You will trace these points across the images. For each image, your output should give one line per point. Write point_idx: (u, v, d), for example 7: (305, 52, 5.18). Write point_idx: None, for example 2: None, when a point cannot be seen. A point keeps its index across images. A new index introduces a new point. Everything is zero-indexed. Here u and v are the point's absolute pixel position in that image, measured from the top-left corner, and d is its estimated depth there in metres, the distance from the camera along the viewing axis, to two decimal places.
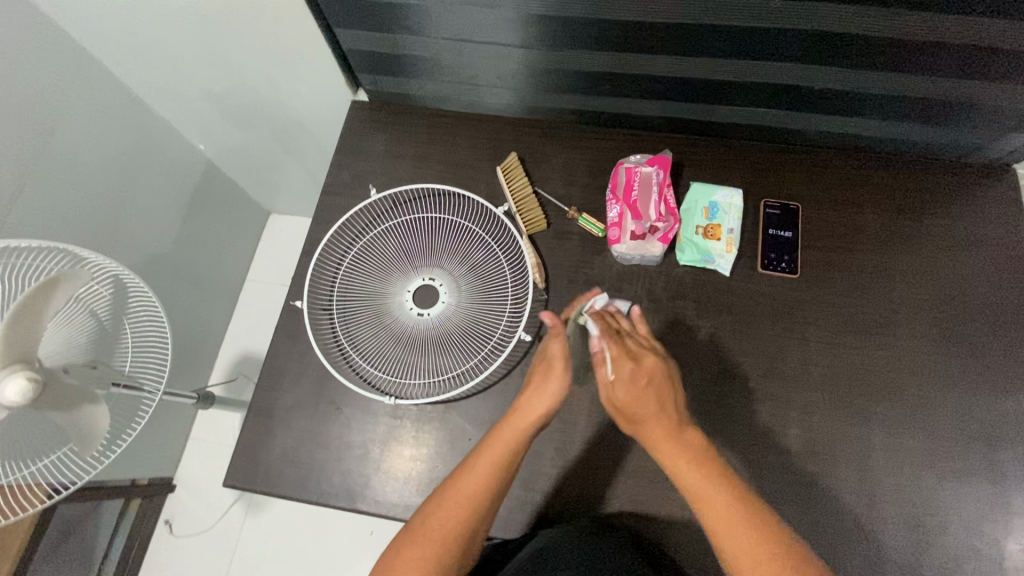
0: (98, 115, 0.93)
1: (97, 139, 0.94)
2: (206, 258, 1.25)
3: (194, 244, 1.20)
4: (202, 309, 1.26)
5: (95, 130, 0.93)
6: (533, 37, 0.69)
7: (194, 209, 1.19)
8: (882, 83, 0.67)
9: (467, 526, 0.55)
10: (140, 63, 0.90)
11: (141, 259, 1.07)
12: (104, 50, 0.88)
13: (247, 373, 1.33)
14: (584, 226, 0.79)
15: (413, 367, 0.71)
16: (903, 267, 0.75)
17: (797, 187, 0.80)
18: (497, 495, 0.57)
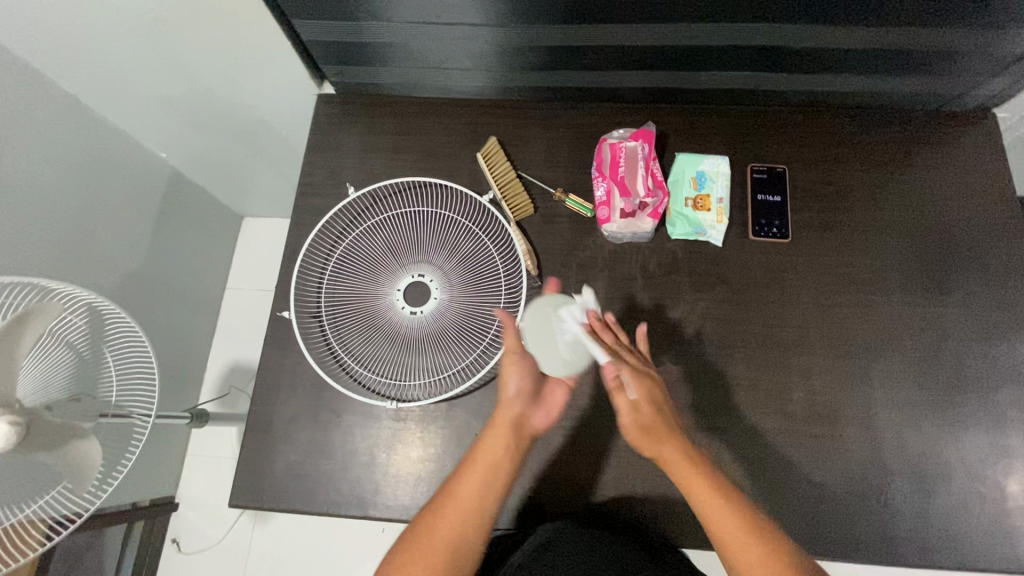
0: (49, 131, 0.87)
1: (51, 156, 0.88)
2: (182, 269, 1.21)
3: (167, 257, 1.16)
4: (184, 323, 1.22)
5: (46, 147, 0.87)
6: (503, 15, 0.66)
7: (163, 221, 1.14)
8: (860, 39, 0.66)
9: (455, 535, 0.55)
10: (88, 73, 0.84)
11: (113, 280, 1.03)
12: (46, 63, 0.81)
13: (238, 384, 1.29)
14: (572, 207, 0.77)
15: (412, 367, 0.70)
16: (892, 222, 0.75)
17: (783, 149, 0.79)
18: (485, 506, 0.57)
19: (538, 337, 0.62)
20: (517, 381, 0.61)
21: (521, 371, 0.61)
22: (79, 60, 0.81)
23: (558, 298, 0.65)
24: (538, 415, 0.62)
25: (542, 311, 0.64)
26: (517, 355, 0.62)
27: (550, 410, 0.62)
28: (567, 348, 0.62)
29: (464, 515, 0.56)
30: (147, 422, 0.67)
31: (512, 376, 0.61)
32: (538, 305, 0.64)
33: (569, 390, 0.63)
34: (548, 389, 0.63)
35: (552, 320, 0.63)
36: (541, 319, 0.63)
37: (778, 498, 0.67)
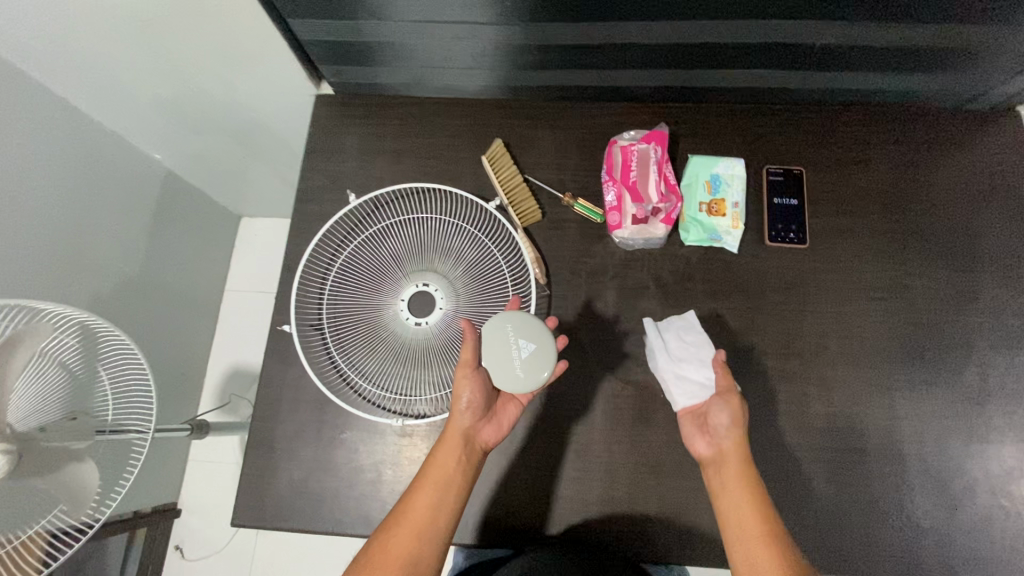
0: (38, 135, 0.84)
1: (41, 161, 0.85)
2: (180, 273, 1.18)
3: (165, 261, 1.13)
4: (183, 328, 1.20)
5: (36, 152, 0.84)
6: (511, 14, 0.63)
7: (159, 224, 1.11)
8: (884, 36, 0.63)
9: (415, 544, 0.56)
10: (77, 75, 0.81)
11: (109, 287, 1.00)
12: (33, 65, 0.78)
13: (239, 390, 1.27)
14: (581, 213, 0.75)
15: (418, 380, 0.68)
16: (914, 226, 0.73)
17: (800, 150, 0.76)
18: (444, 515, 0.59)
19: (491, 355, 0.61)
20: (470, 395, 0.63)
21: (474, 387, 0.63)
22: (68, 62, 0.78)
23: (519, 315, 0.62)
24: (487, 430, 0.64)
25: (501, 328, 0.62)
26: (470, 370, 0.62)
27: (499, 427, 0.65)
28: (519, 368, 0.60)
29: (418, 527, 0.57)
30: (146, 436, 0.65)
31: (464, 389, 0.63)
32: (498, 320, 0.62)
33: (519, 408, 0.66)
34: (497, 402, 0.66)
35: (507, 338, 0.61)
36: (497, 336, 0.61)
37: (796, 514, 0.65)
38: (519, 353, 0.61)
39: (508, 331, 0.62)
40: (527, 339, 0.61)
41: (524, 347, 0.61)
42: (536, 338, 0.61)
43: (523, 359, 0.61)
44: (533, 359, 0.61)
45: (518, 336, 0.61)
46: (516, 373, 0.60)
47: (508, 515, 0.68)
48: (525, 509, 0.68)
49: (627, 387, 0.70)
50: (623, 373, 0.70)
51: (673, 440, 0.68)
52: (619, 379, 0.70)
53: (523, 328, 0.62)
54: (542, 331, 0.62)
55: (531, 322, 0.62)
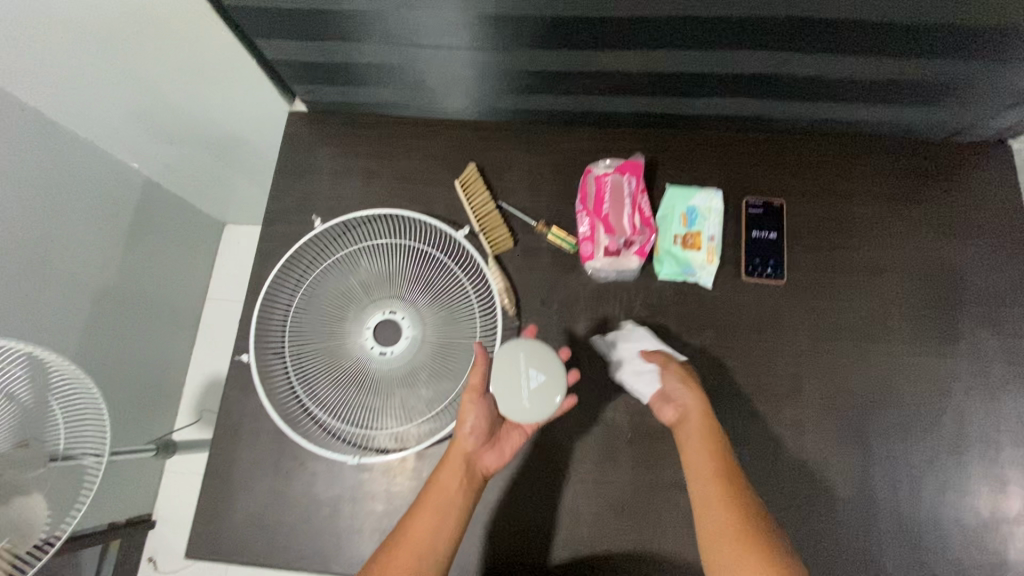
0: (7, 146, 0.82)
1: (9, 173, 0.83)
2: (158, 282, 1.16)
3: (142, 271, 1.11)
4: (161, 338, 1.18)
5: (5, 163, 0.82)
6: (482, 39, 0.61)
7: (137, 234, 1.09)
8: (865, 68, 0.61)
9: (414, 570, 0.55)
10: (48, 87, 0.79)
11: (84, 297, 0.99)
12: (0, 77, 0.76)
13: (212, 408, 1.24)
14: (554, 242, 0.73)
15: (380, 412, 0.67)
16: (896, 264, 0.71)
17: (781, 181, 0.74)
18: (445, 541, 0.57)
19: (500, 382, 0.61)
20: (474, 419, 0.62)
21: (479, 412, 0.62)
22: (36, 75, 0.76)
23: (533, 345, 0.62)
24: (489, 456, 0.63)
25: (513, 355, 0.62)
26: (477, 396, 0.62)
27: (502, 453, 0.63)
28: (527, 397, 0.60)
29: (418, 550, 0.56)
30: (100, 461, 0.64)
31: (468, 414, 0.62)
32: (511, 347, 0.62)
33: (523, 436, 0.64)
34: (503, 428, 0.65)
35: (518, 367, 0.61)
36: (509, 363, 0.61)
37: None
38: (528, 382, 0.61)
39: (520, 360, 0.62)
40: (537, 369, 0.61)
41: (534, 378, 0.61)
42: (547, 369, 0.61)
43: (533, 387, 0.60)
44: (542, 390, 0.60)
45: (529, 365, 0.61)
46: (523, 403, 0.60)
47: (468, 554, 0.66)
48: (485, 549, 0.66)
49: (594, 425, 0.68)
50: (591, 409, 0.68)
51: (640, 480, 0.67)
52: (586, 416, 0.68)
53: (535, 358, 0.61)
54: (553, 362, 0.61)
55: (545, 354, 0.62)
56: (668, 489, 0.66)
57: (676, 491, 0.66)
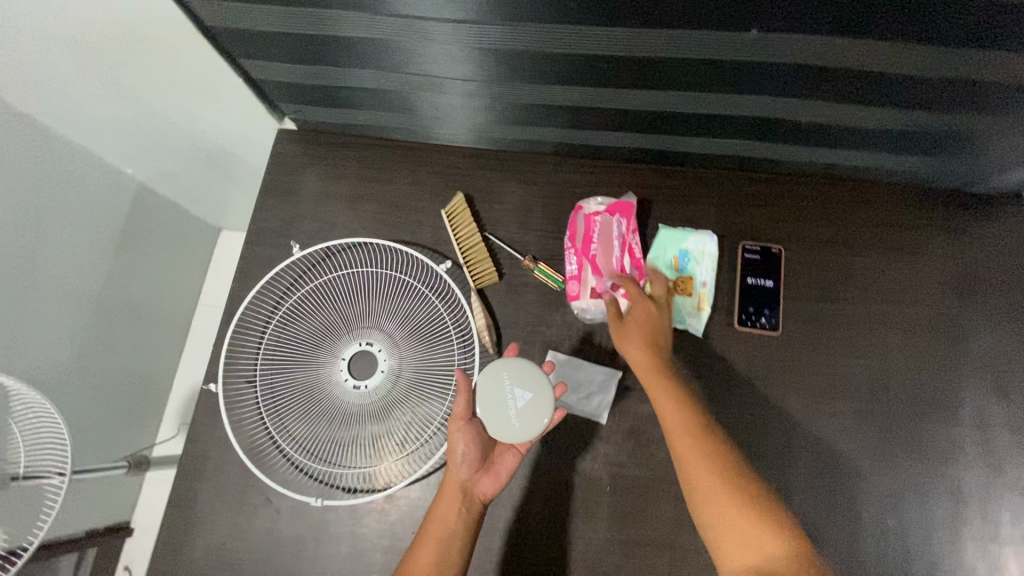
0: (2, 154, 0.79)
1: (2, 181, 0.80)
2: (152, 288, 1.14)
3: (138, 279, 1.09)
4: (151, 346, 1.16)
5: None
6: (478, 70, 0.59)
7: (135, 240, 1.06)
8: (876, 118, 0.59)
9: None
10: (45, 96, 0.77)
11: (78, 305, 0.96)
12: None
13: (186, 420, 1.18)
14: (540, 277, 0.70)
15: (349, 450, 0.64)
16: (895, 320, 0.68)
17: (781, 226, 0.71)
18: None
19: (484, 406, 0.56)
20: (464, 447, 0.59)
21: (468, 438, 0.59)
22: (33, 84, 0.74)
23: (515, 363, 0.58)
24: (485, 482, 0.59)
25: (495, 376, 0.57)
26: (463, 422, 0.59)
27: (498, 477, 0.60)
28: (516, 419, 0.56)
29: None
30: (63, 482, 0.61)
31: (457, 442, 0.59)
32: (493, 367, 0.58)
33: (518, 455, 0.61)
34: (496, 450, 0.61)
35: (502, 388, 0.57)
36: (491, 385, 0.57)
37: None
38: (515, 403, 0.56)
39: (503, 379, 0.57)
40: (523, 388, 0.57)
41: (521, 398, 0.57)
42: (534, 387, 0.57)
43: (521, 408, 0.56)
44: (531, 410, 0.56)
45: (514, 385, 0.57)
46: (513, 425, 0.56)
47: None
48: None
49: (572, 474, 0.65)
50: (569, 457, 0.65)
51: (617, 535, 0.64)
52: (563, 463, 0.65)
53: (520, 377, 0.57)
54: (539, 379, 0.57)
55: (529, 370, 0.57)
56: (645, 546, 0.63)
57: (653, 548, 0.63)
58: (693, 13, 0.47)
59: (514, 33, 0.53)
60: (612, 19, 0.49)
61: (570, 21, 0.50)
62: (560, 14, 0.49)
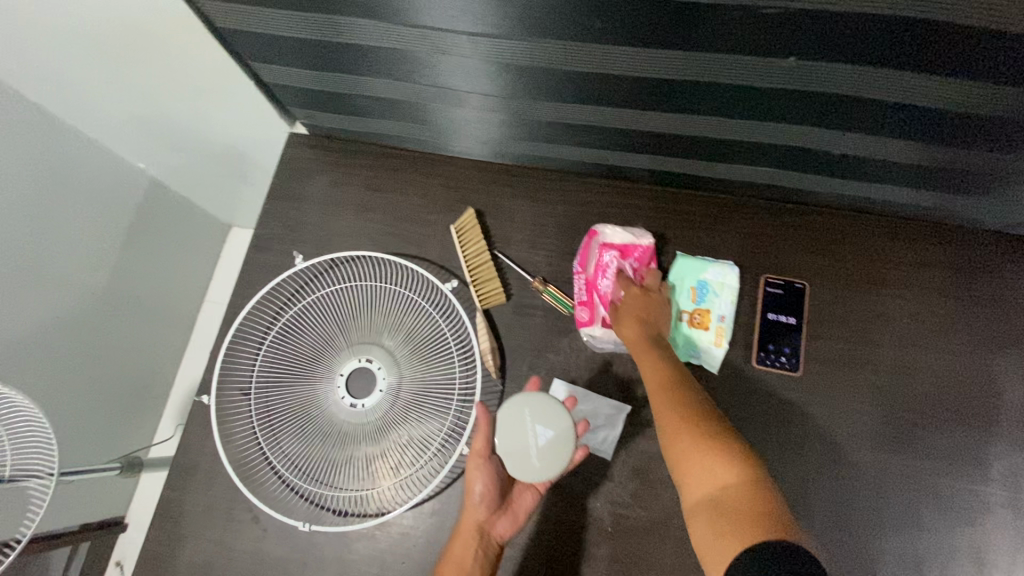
0: (14, 145, 0.76)
1: (15, 175, 0.77)
2: (171, 284, 1.09)
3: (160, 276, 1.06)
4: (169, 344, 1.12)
5: (12, 161, 0.76)
6: (497, 85, 0.57)
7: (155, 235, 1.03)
8: (917, 153, 0.55)
9: None
10: (57, 87, 0.75)
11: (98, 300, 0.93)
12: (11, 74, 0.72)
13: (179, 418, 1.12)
14: (550, 301, 0.68)
15: (341, 472, 0.61)
16: (925, 367, 0.64)
17: (806, 260, 0.68)
18: None
19: (504, 442, 0.55)
20: (483, 486, 0.57)
21: (486, 477, 0.57)
22: (45, 77, 0.73)
23: (536, 399, 0.56)
24: (502, 523, 0.58)
25: (516, 411, 0.55)
26: (482, 461, 0.57)
27: (516, 518, 0.58)
28: (537, 457, 0.54)
29: None
30: (49, 485, 0.59)
31: (476, 480, 0.57)
32: (514, 403, 0.56)
33: (536, 494, 0.59)
34: (514, 489, 0.60)
35: (523, 424, 0.55)
36: (511, 421, 0.55)
37: None
38: (536, 440, 0.54)
39: (524, 415, 0.55)
40: (545, 425, 0.55)
41: (542, 434, 0.55)
42: (556, 423, 0.55)
43: (542, 448, 0.54)
44: (552, 448, 0.54)
45: (535, 421, 0.55)
46: (533, 465, 0.54)
47: None
48: None
49: (571, 511, 0.62)
50: (569, 493, 0.62)
51: None
52: (562, 499, 0.62)
53: (542, 413, 0.55)
54: (560, 416, 0.55)
55: (553, 408, 0.55)
56: None
57: None
58: (726, 37, 0.44)
59: (536, 50, 0.50)
60: (642, 39, 0.46)
61: (594, 40, 0.47)
62: (584, 31, 0.47)
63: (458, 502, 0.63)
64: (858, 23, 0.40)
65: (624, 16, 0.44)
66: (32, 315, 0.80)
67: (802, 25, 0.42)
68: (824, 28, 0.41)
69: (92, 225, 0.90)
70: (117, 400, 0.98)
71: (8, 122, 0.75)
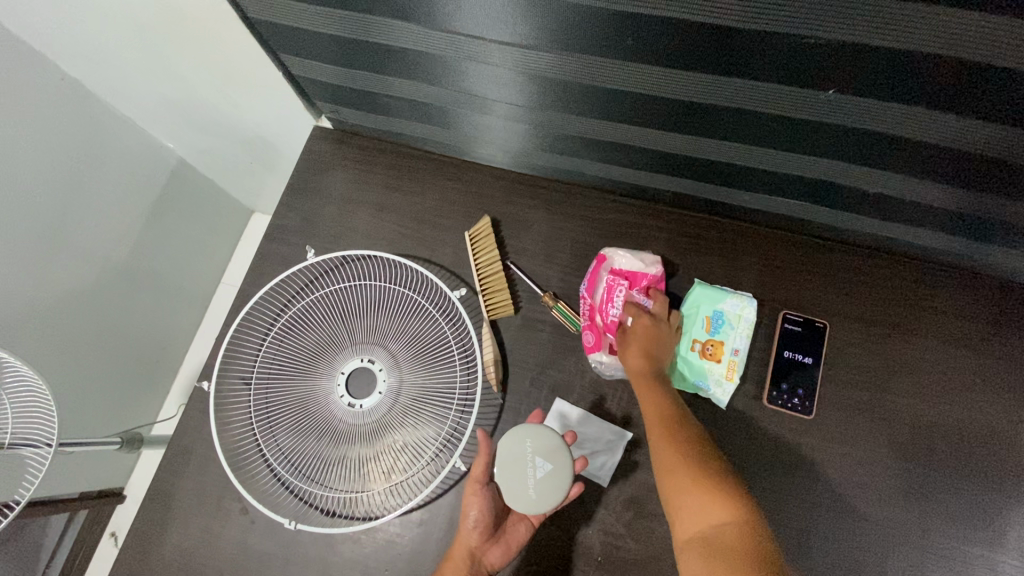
0: (47, 116, 0.77)
1: (47, 147, 0.78)
2: (191, 265, 1.11)
3: (179, 255, 1.07)
4: (186, 326, 1.13)
5: (45, 132, 0.77)
6: (522, 95, 0.56)
7: (179, 215, 1.05)
8: (956, 199, 0.52)
9: None
10: (95, 63, 0.76)
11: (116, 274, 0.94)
12: (52, 46, 0.73)
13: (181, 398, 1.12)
14: (559, 317, 0.66)
15: (332, 472, 0.60)
16: (947, 421, 0.61)
17: (827, 299, 0.65)
18: None
19: (502, 471, 0.54)
20: (478, 513, 0.57)
21: (482, 505, 0.57)
22: (84, 51, 0.74)
23: (538, 430, 0.55)
24: (493, 552, 0.57)
25: (516, 440, 0.54)
26: (479, 487, 0.57)
27: (507, 548, 0.58)
28: (534, 489, 0.53)
29: None
30: (46, 455, 0.59)
31: (472, 507, 0.57)
32: (515, 432, 0.55)
33: (530, 527, 0.59)
34: (508, 520, 0.59)
35: (523, 454, 0.54)
36: (511, 451, 0.54)
37: None
38: (535, 472, 0.53)
39: (524, 445, 0.54)
40: (544, 457, 0.54)
41: (541, 467, 0.53)
42: (555, 457, 0.54)
43: (540, 480, 0.53)
44: (551, 481, 0.53)
45: (534, 452, 0.54)
46: (530, 496, 0.53)
47: None
48: None
49: (561, 536, 0.60)
50: (561, 518, 0.61)
51: None
52: (553, 521, 0.61)
53: (542, 445, 0.54)
54: (561, 449, 0.54)
55: (553, 439, 0.54)
56: None
57: None
58: (763, 64, 0.42)
59: (563, 62, 0.49)
60: (674, 60, 0.45)
61: (627, 57, 0.46)
62: (615, 47, 0.45)
63: (447, 514, 0.62)
64: (904, 60, 0.38)
65: (657, 36, 0.43)
66: (50, 286, 0.81)
67: (845, 58, 0.40)
68: (868, 62, 0.39)
69: (117, 200, 0.91)
70: (128, 374, 1.00)
71: (44, 93, 0.77)
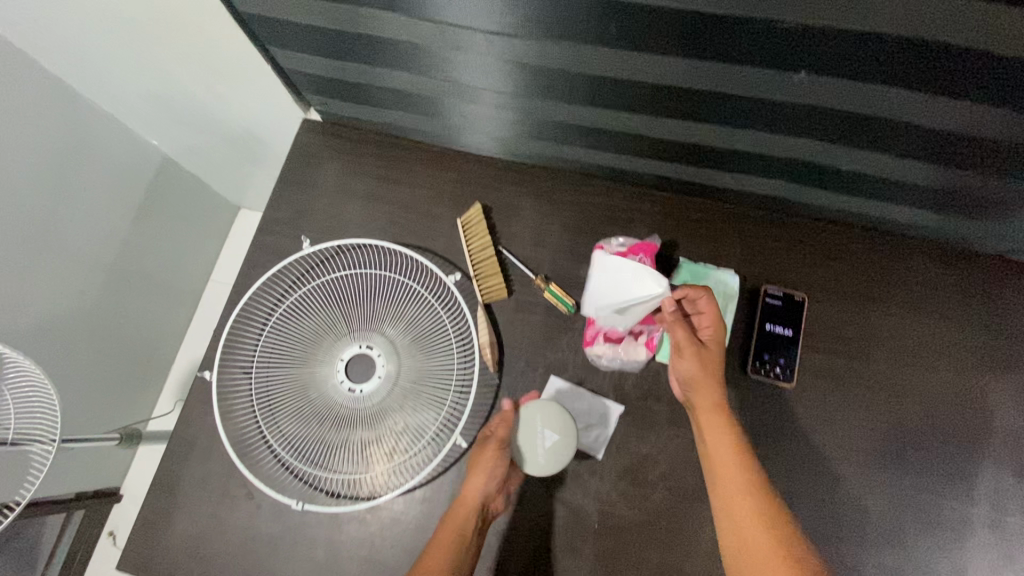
0: (29, 115, 0.77)
1: (28, 146, 0.77)
2: (180, 263, 1.10)
3: (168, 253, 1.07)
4: (178, 323, 1.13)
5: (25, 132, 0.76)
6: (510, 83, 0.58)
7: (166, 214, 1.04)
8: (922, 173, 0.55)
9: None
10: (79, 61, 0.76)
11: (105, 274, 0.94)
12: (34, 44, 0.73)
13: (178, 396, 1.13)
14: (550, 298, 0.68)
15: (336, 456, 0.62)
16: (917, 384, 0.65)
17: (805, 273, 0.68)
18: None
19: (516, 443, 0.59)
20: (497, 467, 0.59)
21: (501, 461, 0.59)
22: (69, 50, 0.74)
23: (545, 405, 0.60)
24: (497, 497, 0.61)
25: (529, 416, 0.59)
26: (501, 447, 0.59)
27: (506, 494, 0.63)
28: (541, 456, 0.58)
29: None
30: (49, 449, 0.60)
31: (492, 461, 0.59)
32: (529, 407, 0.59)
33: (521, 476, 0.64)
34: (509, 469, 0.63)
35: (533, 427, 0.59)
36: (525, 426, 0.59)
37: None
38: (544, 442, 0.59)
39: (534, 419, 0.59)
40: (552, 429, 0.59)
41: (549, 437, 0.59)
42: (562, 428, 0.59)
43: (548, 448, 0.58)
44: (557, 450, 0.58)
45: (544, 425, 0.59)
46: (538, 462, 0.58)
47: None
48: None
49: (560, 506, 0.63)
50: (559, 490, 0.63)
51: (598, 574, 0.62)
52: (551, 494, 0.63)
53: (549, 418, 0.59)
54: (567, 422, 0.59)
55: (561, 413, 0.59)
56: None
57: None
58: (738, 49, 0.45)
59: (551, 49, 0.51)
60: (656, 47, 0.47)
61: (611, 44, 0.48)
62: (598, 35, 0.47)
63: (448, 491, 0.64)
64: (869, 42, 0.41)
65: (638, 24, 0.45)
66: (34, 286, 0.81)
67: (816, 40, 0.42)
68: (835, 43, 0.42)
69: (102, 199, 0.90)
70: (117, 374, 0.99)
71: (27, 93, 0.76)
